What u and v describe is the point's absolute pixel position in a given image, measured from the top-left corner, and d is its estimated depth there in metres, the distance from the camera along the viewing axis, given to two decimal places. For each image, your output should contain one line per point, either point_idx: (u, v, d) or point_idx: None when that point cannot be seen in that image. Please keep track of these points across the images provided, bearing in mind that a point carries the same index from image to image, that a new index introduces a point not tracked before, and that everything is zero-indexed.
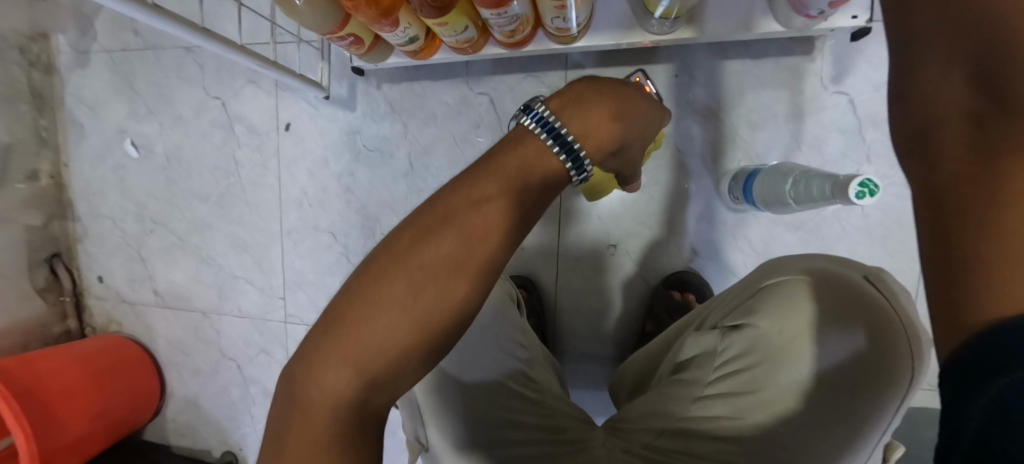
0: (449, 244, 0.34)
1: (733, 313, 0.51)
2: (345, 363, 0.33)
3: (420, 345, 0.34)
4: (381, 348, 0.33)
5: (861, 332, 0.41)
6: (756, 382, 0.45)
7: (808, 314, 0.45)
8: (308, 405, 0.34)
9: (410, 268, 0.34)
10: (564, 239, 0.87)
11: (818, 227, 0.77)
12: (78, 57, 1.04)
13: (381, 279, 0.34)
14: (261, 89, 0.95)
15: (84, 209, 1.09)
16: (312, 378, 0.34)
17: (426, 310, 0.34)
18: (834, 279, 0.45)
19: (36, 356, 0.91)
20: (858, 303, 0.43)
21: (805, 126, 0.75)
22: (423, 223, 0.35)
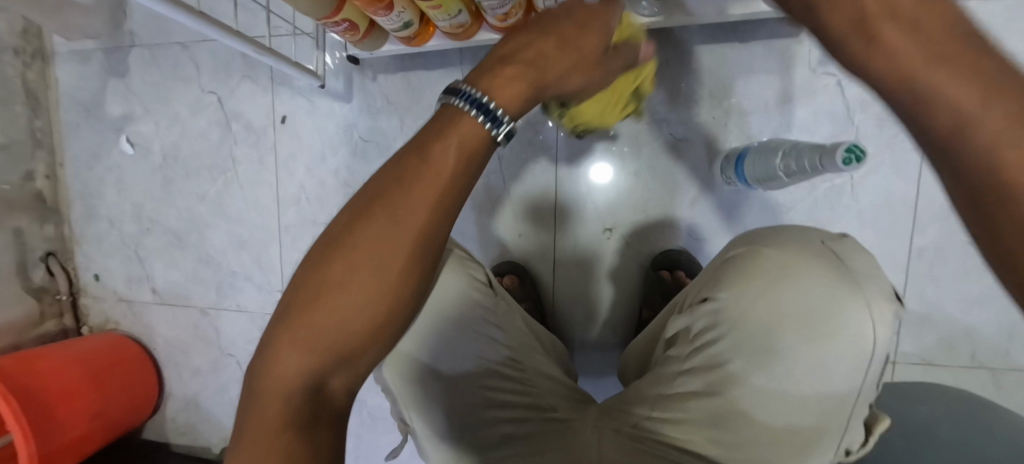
0: (387, 219, 0.34)
1: (706, 286, 0.45)
2: (299, 346, 0.33)
3: (368, 323, 0.34)
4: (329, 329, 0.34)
5: (823, 308, 0.35)
6: (721, 366, 0.42)
7: (760, 289, 0.39)
8: (265, 395, 0.34)
9: (348, 250, 0.34)
10: (561, 225, 0.88)
11: (810, 209, 0.78)
12: (72, 57, 1.04)
13: (323, 266, 0.34)
14: (257, 85, 0.96)
15: (80, 208, 1.09)
16: (267, 368, 0.34)
17: (366, 286, 0.34)
18: (805, 245, 0.38)
19: (35, 356, 0.91)
20: (816, 279, 0.36)
21: (794, 109, 0.76)
22: (358, 206, 0.35)
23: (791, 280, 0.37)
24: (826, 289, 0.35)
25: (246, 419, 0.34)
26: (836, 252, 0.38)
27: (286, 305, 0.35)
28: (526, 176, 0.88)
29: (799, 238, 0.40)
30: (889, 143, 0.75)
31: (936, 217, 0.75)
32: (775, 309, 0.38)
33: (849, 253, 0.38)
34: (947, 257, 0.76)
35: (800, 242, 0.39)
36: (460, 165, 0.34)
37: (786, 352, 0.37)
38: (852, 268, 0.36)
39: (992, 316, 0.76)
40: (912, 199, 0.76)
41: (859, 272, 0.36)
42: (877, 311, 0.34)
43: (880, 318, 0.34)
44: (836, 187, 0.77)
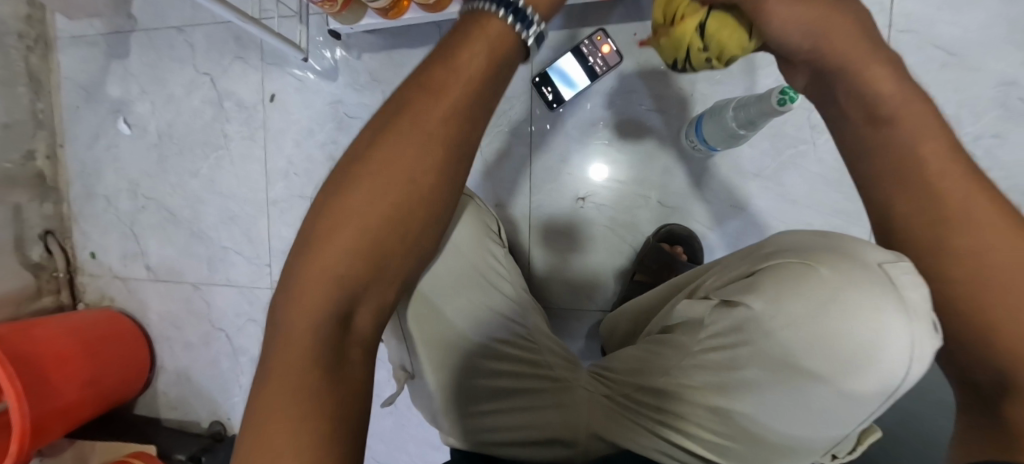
0: (415, 130, 0.34)
1: (736, 285, 0.38)
2: (324, 268, 0.32)
3: (378, 238, 0.33)
4: (354, 245, 0.33)
5: (861, 342, 0.29)
6: (724, 368, 0.38)
7: (785, 304, 0.32)
8: (289, 329, 0.31)
9: (367, 166, 0.34)
10: (536, 196, 0.91)
11: (776, 174, 0.81)
12: (73, 42, 1.08)
13: (346, 189, 0.34)
14: (248, 65, 1.00)
15: (78, 187, 1.13)
16: (295, 299, 0.32)
17: (390, 201, 0.34)
18: (868, 272, 0.30)
19: (30, 325, 0.94)
20: (854, 307, 0.29)
21: (758, 77, 0.79)
22: (378, 122, 0.36)
23: (836, 301, 0.30)
24: (862, 317, 0.29)
25: (268, 361, 0.31)
26: (891, 276, 0.30)
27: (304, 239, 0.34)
28: (504, 148, 0.91)
29: (847, 254, 0.33)
30: None
31: None
32: (808, 332, 0.31)
33: (909, 280, 0.30)
34: None
35: (854, 261, 0.32)
36: (483, 71, 0.35)
37: (798, 378, 0.32)
38: (906, 300, 0.29)
39: None
40: None
41: (911, 306, 0.29)
42: (917, 347, 0.28)
43: (916, 357, 0.28)
44: (800, 152, 0.80)
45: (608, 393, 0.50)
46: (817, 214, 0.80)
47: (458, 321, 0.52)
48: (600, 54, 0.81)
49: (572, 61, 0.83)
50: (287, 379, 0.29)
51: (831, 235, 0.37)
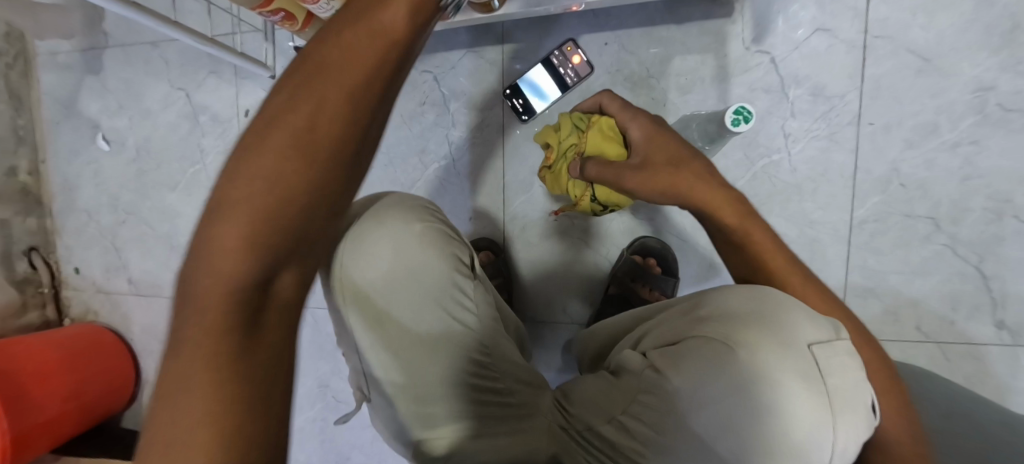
0: (329, 77, 0.25)
1: (674, 347, 0.37)
2: (228, 264, 0.23)
3: (260, 227, 0.24)
4: (242, 233, 0.24)
5: (783, 432, 0.31)
6: (665, 423, 0.36)
7: (732, 383, 0.33)
8: (182, 347, 0.22)
9: (258, 137, 0.25)
10: (509, 208, 0.90)
11: (750, 184, 0.79)
12: (51, 58, 1.09)
13: (237, 166, 0.25)
14: (221, 79, 0.99)
15: (61, 203, 1.14)
16: (187, 310, 0.24)
17: (270, 183, 0.24)
18: (799, 370, 0.32)
19: (12, 341, 0.95)
20: (796, 401, 0.31)
21: (730, 86, 0.78)
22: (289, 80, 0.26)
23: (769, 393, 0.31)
24: (800, 416, 0.31)
25: (156, 392, 0.22)
26: (819, 362, 0.33)
27: (205, 227, 0.24)
28: (476, 161, 0.90)
29: (779, 331, 0.34)
30: (824, 117, 0.76)
31: (874, 189, 0.76)
32: (742, 417, 0.32)
33: (834, 365, 0.33)
34: (887, 229, 0.76)
35: (791, 345, 0.33)
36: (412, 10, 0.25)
37: (739, 451, 0.33)
38: (832, 391, 0.32)
39: (934, 285, 0.76)
40: (850, 171, 0.76)
41: (836, 400, 0.31)
42: (839, 436, 0.31)
43: (838, 448, 0.31)
44: (774, 161, 0.78)
45: (568, 427, 0.46)
46: (792, 224, 0.79)
47: (421, 345, 0.45)
48: (571, 64, 0.79)
49: (543, 72, 0.80)
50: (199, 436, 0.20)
51: (757, 291, 0.39)
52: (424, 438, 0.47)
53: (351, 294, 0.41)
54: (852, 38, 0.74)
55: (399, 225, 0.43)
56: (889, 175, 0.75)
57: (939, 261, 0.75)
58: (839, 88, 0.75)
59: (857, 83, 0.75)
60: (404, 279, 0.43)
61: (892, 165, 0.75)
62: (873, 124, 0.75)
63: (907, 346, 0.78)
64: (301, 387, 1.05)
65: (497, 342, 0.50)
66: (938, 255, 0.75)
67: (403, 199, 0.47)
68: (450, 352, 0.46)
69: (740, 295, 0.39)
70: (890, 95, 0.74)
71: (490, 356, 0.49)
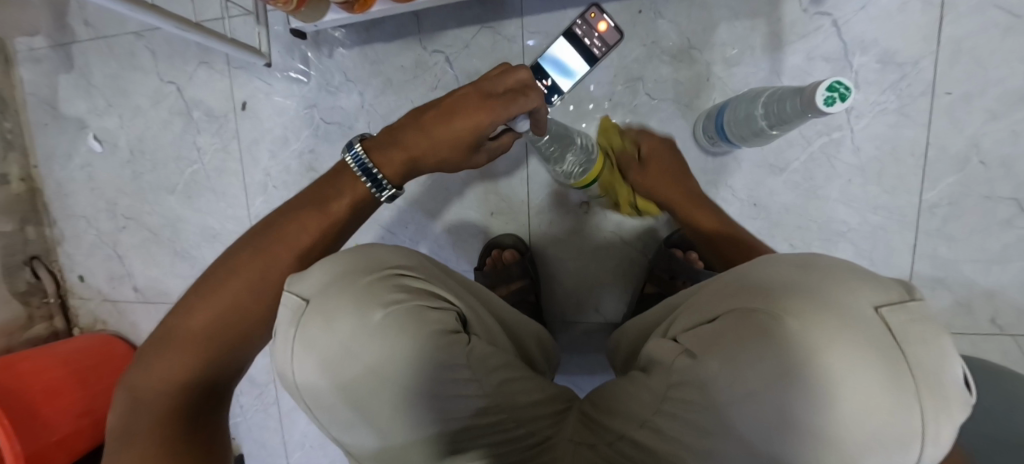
0: (286, 242, 0.47)
1: (715, 357, 0.30)
2: (178, 360, 0.42)
3: (230, 313, 0.44)
4: (204, 333, 0.43)
5: (868, 436, 0.25)
6: (713, 427, 0.31)
7: (778, 382, 0.28)
8: (148, 394, 0.42)
9: (254, 256, 0.46)
10: (533, 202, 0.83)
11: (804, 166, 0.71)
12: (34, 55, 1.01)
13: (215, 291, 0.44)
14: (213, 70, 0.92)
15: (57, 209, 1.08)
16: (150, 375, 0.42)
17: (239, 292, 0.44)
18: (882, 362, 0.25)
19: (18, 359, 0.91)
20: (859, 390, 0.25)
21: (784, 56, 0.68)
22: (277, 220, 0.49)
23: (844, 401, 0.25)
24: (875, 401, 0.25)
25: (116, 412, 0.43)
26: (893, 331, 0.26)
27: (173, 322, 0.44)
28: None
29: (832, 302, 0.28)
30: (894, 86, 0.67)
31: (950, 169, 0.67)
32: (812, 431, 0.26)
33: (914, 334, 0.26)
34: (962, 212, 0.68)
35: (847, 311, 0.27)
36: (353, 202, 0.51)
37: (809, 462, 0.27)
38: (910, 361, 0.25)
39: (1013, 275, 0.68)
40: (922, 149, 0.67)
41: (922, 379, 0.25)
42: (931, 422, 0.25)
43: (933, 437, 0.25)
44: (833, 140, 0.69)
45: (596, 443, 0.39)
46: (851, 210, 0.71)
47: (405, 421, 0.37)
48: (597, 33, 0.70)
49: (567, 46, 0.71)
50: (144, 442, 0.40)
51: (807, 257, 0.33)
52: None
53: (313, 390, 0.36)
54: None
55: (351, 312, 0.36)
56: (968, 152, 0.66)
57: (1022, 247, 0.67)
58: (912, 53, 0.66)
59: (934, 47, 0.65)
60: (371, 368, 0.36)
61: (972, 140, 0.66)
62: (950, 94, 0.66)
63: (982, 343, 0.70)
64: None
65: (505, 393, 0.41)
66: (1021, 241, 0.67)
67: (359, 269, 0.39)
68: (444, 417, 0.38)
69: (793, 278, 0.31)
70: (972, 60, 0.64)
71: (493, 413, 0.40)
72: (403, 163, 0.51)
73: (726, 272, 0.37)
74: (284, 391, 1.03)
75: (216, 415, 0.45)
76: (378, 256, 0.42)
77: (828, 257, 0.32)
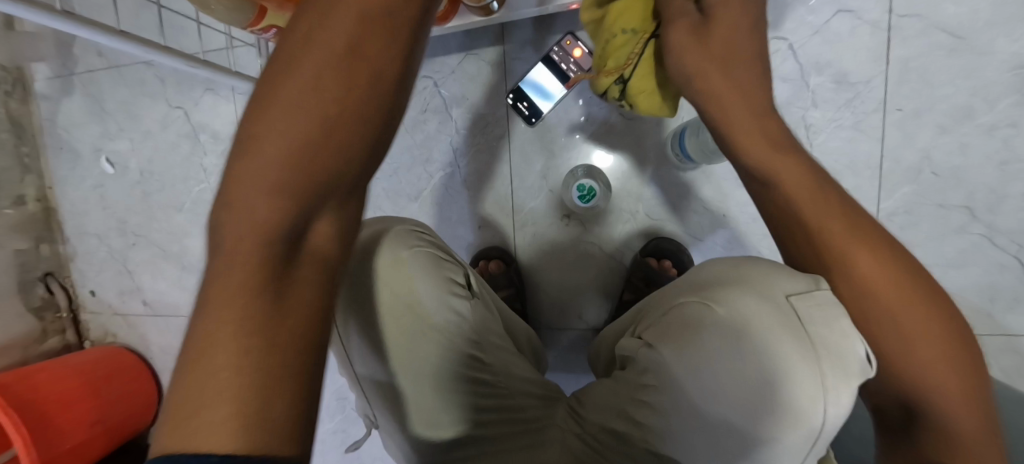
0: (335, 42, 0.26)
1: (668, 331, 0.40)
2: (228, 238, 0.24)
3: (309, 135, 0.25)
4: (262, 209, 0.24)
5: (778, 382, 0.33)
6: (660, 397, 0.40)
7: (711, 342, 0.36)
8: (237, 243, 0.24)
9: (304, 58, 0.26)
10: (519, 215, 0.87)
11: None
12: (51, 84, 1.07)
13: (263, 106, 0.26)
14: (219, 96, 0.98)
15: (71, 228, 1.14)
16: (226, 270, 0.23)
17: (309, 110, 0.25)
18: (789, 325, 0.33)
19: (34, 372, 0.96)
20: (775, 347, 0.33)
21: None
22: (314, 7, 0.28)
23: (759, 353, 0.34)
24: (790, 368, 0.32)
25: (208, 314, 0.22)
26: (800, 316, 0.34)
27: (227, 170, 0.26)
28: (483, 166, 0.87)
29: (762, 289, 0.36)
30: (849, 104, 0.72)
31: (904, 179, 0.72)
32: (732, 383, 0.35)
33: (818, 318, 0.34)
34: (919, 220, 0.72)
35: (771, 297, 0.36)
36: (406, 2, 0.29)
37: (741, 415, 0.35)
38: (816, 338, 0.33)
39: (970, 278, 0.72)
40: (878, 162, 0.72)
41: (821, 352, 0.32)
42: (832, 386, 0.32)
43: (832, 402, 0.32)
44: None
45: (582, 432, 0.46)
46: None
47: (417, 382, 0.43)
48: (573, 59, 0.77)
49: (545, 71, 0.79)
50: (228, 306, 0.22)
51: (742, 263, 0.41)
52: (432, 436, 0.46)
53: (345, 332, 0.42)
54: (877, 18, 0.69)
55: (387, 253, 0.41)
56: (921, 163, 0.71)
57: (976, 252, 0.71)
58: (864, 73, 0.71)
59: (883, 67, 0.70)
60: (394, 332, 0.42)
61: (923, 152, 0.71)
62: (901, 111, 0.70)
63: None
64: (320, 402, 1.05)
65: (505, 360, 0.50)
66: (975, 246, 0.71)
67: (389, 238, 0.42)
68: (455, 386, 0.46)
69: (740, 272, 0.40)
70: (920, 79, 0.69)
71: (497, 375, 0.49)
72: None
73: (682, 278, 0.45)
74: None
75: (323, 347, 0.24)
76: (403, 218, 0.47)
77: (760, 262, 0.41)
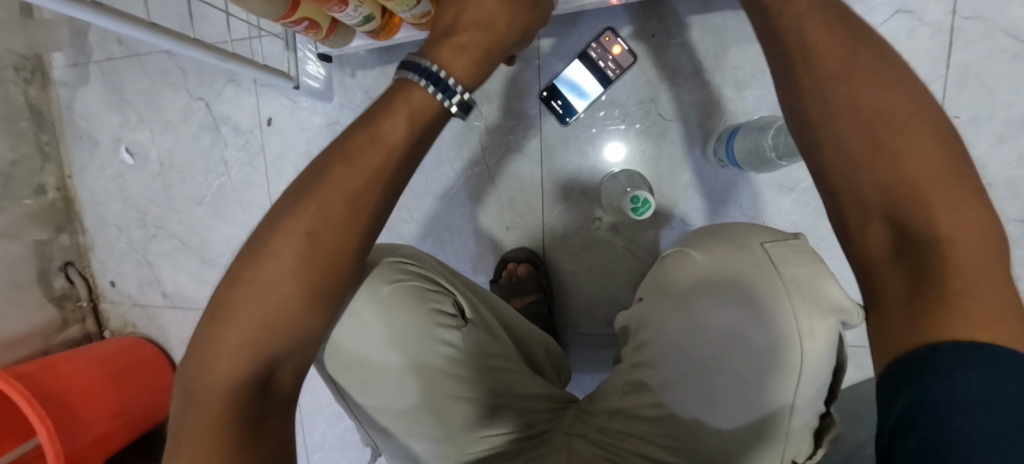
0: (336, 186, 0.34)
1: (655, 300, 0.48)
2: (235, 340, 0.33)
3: (307, 270, 0.34)
4: (266, 321, 0.33)
5: (749, 331, 0.41)
6: (662, 395, 0.45)
7: (695, 301, 0.44)
8: (199, 395, 0.33)
9: (310, 201, 0.34)
10: (548, 217, 0.85)
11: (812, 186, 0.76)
12: (69, 72, 1.06)
13: (231, 286, 0.34)
14: (241, 87, 0.96)
15: (91, 218, 1.13)
16: (202, 365, 0.33)
17: (296, 259, 0.33)
18: (764, 268, 0.41)
19: (57, 361, 0.97)
20: (755, 292, 0.40)
21: None
22: (331, 153, 0.35)
23: (732, 304, 0.42)
24: (766, 302, 0.40)
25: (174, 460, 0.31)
26: (774, 258, 0.41)
27: (220, 295, 0.35)
28: (512, 166, 0.85)
29: (743, 245, 0.44)
30: None
31: None
32: (716, 342, 0.42)
33: (792, 258, 0.41)
34: None
35: (746, 247, 0.43)
36: (409, 122, 0.36)
37: (728, 371, 0.42)
38: (789, 276, 0.40)
39: None
40: None
41: (793, 289, 0.39)
42: (804, 320, 0.38)
43: (808, 335, 0.37)
44: None
45: (589, 433, 0.47)
46: None
47: (426, 399, 0.46)
48: (610, 56, 0.76)
49: (581, 68, 0.77)
50: (211, 406, 0.32)
51: (722, 229, 0.48)
52: (448, 454, 0.47)
53: (355, 366, 0.44)
54: (939, 19, 0.65)
55: (367, 287, 0.43)
56: (976, 174, 0.68)
57: None
58: (920, 77, 0.67)
59: (942, 71, 0.67)
60: (399, 353, 0.44)
61: (978, 162, 0.68)
62: (958, 118, 0.67)
63: None
64: None
65: (502, 383, 0.50)
66: None
67: (377, 278, 0.44)
68: (463, 404, 0.47)
69: (719, 233, 0.48)
70: (981, 84, 0.66)
71: (499, 397, 0.49)
72: (480, 53, 0.39)
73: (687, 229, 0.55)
74: (305, 395, 1.07)
75: (268, 418, 0.35)
76: (395, 249, 0.49)
77: (737, 226, 0.48)
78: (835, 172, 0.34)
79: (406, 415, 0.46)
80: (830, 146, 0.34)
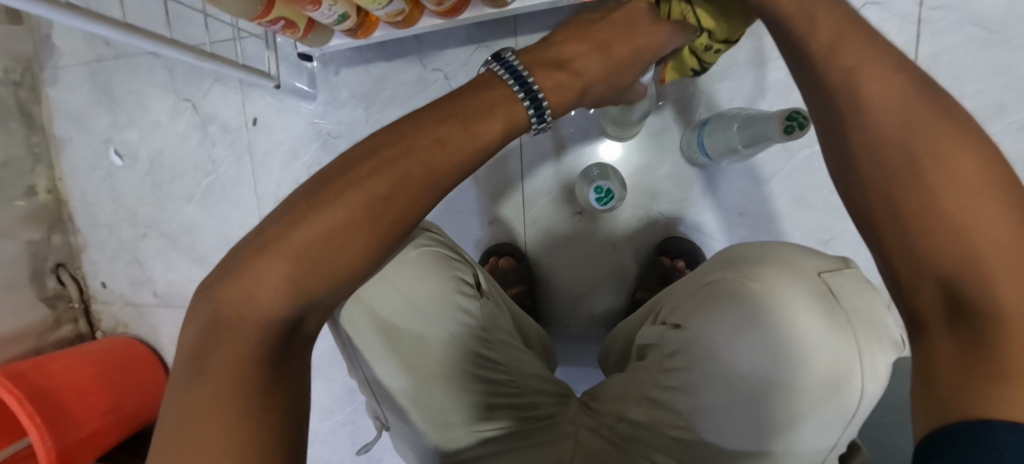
0: (422, 150, 0.35)
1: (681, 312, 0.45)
2: (278, 281, 0.32)
3: (382, 221, 0.34)
4: (321, 268, 0.33)
5: (798, 365, 0.37)
6: (679, 403, 0.43)
7: (739, 322, 0.39)
8: (232, 329, 0.32)
9: (396, 157, 0.35)
10: (530, 211, 0.86)
11: (788, 177, 0.77)
12: (59, 74, 1.07)
13: (283, 227, 0.33)
14: (227, 87, 0.97)
15: (82, 218, 1.14)
16: (237, 300, 0.32)
17: (372, 207, 0.33)
18: (820, 296, 0.37)
19: (48, 360, 0.98)
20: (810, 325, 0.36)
21: (766, 72, 0.76)
22: (418, 123, 0.37)
23: (782, 334, 0.37)
24: (823, 337, 0.36)
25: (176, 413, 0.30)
26: (832, 286, 0.38)
27: (270, 232, 0.33)
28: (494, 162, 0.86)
29: (794, 267, 0.40)
30: None
31: None
32: (757, 365, 0.38)
33: (845, 289, 0.39)
34: None
35: (802, 272, 0.39)
36: (504, 126, 0.39)
37: (763, 398, 0.38)
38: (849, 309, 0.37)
39: None
40: None
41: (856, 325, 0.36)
42: (868, 357, 0.35)
43: (867, 372, 0.36)
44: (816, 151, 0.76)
45: (597, 427, 0.47)
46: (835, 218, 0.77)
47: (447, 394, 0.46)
48: None
49: None
50: (239, 345, 0.31)
51: (763, 246, 0.44)
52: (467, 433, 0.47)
53: (368, 353, 0.43)
54: (908, 10, 0.66)
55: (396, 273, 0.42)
56: None
57: None
58: None
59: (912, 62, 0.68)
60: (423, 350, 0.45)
61: None
62: None
63: None
64: (331, 393, 1.06)
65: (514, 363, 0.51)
66: None
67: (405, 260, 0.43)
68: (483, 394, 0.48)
69: (757, 252, 0.44)
70: (951, 74, 0.67)
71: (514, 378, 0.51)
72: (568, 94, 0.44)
73: (714, 252, 0.49)
74: None
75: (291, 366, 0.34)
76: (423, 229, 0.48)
77: (779, 243, 0.44)
78: (861, 161, 0.31)
79: (427, 400, 0.46)
80: (862, 132, 0.30)
